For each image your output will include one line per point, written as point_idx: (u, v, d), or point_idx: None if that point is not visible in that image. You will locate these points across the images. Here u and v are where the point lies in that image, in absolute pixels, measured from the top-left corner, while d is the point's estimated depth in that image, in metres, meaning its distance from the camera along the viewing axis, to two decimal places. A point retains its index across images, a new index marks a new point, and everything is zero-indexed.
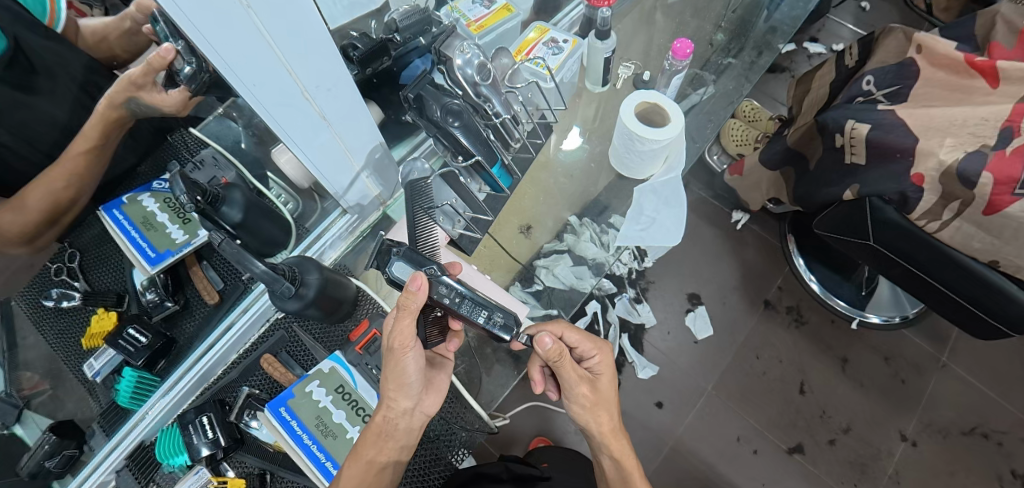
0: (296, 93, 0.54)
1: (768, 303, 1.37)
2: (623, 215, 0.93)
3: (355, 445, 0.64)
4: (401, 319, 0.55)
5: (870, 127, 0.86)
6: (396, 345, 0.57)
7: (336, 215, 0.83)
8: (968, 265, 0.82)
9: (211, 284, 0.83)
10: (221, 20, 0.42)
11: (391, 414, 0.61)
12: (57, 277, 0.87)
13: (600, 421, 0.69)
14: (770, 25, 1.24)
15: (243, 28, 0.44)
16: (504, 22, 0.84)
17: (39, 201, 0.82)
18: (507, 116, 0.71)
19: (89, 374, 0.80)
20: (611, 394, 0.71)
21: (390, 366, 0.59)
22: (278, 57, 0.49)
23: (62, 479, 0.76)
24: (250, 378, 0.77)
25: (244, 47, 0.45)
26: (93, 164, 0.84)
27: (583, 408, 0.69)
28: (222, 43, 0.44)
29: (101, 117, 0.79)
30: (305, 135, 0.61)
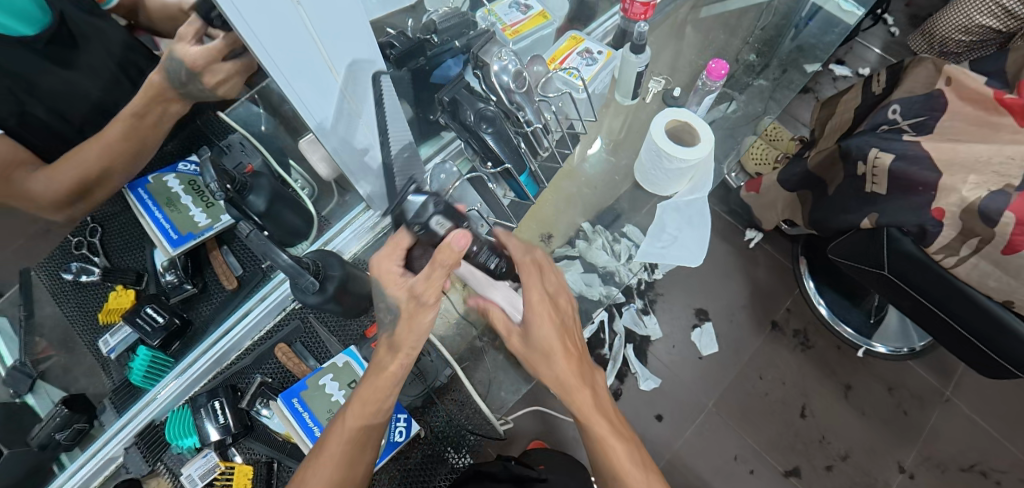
0: (335, 91, 0.55)
1: (776, 323, 1.37)
2: (637, 225, 0.93)
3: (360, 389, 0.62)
4: (433, 275, 0.57)
5: (893, 157, 0.86)
6: (429, 298, 0.59)
7: (359, 210, 0.84)
8: (984, 303, 0.81)
9: (231, 269, 0.83)
10: (274, 15, 0.43)
11: (396, 349, 0.61)
12: (78, 251, 0.88)
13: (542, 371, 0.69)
14: (796, 44, 1.21)
15: (295, 27, 0.45)
16: (540, 29, 0.84)
17: (74, 171, 0.78)
18: (538, 125, 0.71)
19: (104, 350, 0.80)
20: (559, 348, 0.67)
21: (411, 319, 0.60)
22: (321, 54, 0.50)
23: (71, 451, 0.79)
24: (264, 365, 0.78)
25: (295, 47, 0.47)
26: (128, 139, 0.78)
27: (525, 357, 0.70)
28: (273, 40, 0.45)
29: (149, 95, 0.76)
30: (344, 134, 0.62)
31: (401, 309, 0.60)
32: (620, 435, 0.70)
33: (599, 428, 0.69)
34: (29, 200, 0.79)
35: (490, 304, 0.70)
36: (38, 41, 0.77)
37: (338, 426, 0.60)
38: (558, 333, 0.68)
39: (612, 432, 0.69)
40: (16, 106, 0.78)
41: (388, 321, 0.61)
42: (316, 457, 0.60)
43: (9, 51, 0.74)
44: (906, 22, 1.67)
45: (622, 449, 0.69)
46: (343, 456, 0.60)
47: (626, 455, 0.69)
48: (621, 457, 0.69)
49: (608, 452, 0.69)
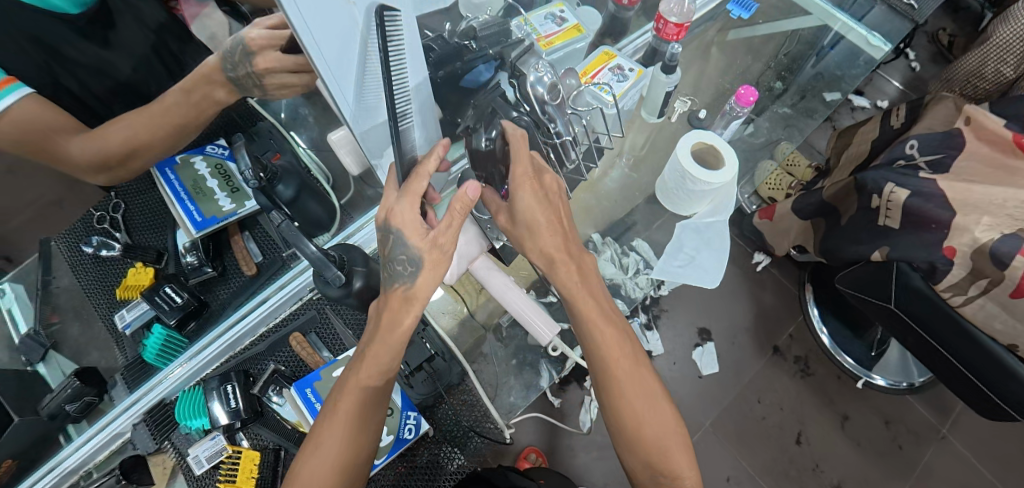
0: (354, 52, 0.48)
1: (778, 349, 1.37)
2: (645, 240, 0.94)
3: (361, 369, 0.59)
4: (454, 222, 0.60)
5: (909, 193, 0.86)
6: (443, 241, 0.59)
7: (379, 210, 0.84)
8: (986, 344, 0.81)
9: (250, 255, 0.83)
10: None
11: (412, 302, 0.59)
12: (99, 225, 0.88)
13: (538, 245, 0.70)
14: (817, 71, 1.19)
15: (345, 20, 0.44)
16: (574, 42, 0.85)
17: (110, 144, 0.77)
18: (568, 137, 0.72)
19: (120, 325, 0.81)
20: (544, 221, 0.68)
21: (430, 272, 0.59)
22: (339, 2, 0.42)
23: (77, 424, 0.82)
24: (277, 353, 0.78)
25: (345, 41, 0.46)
26: (165, 117, 0.77)
27: (513, 233, 0.72)
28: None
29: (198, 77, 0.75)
30: (363, 100, 0.55)
31: (425, 259, 0.58)
32: (611, 323, 0.71)
33: (585, 305, 0.70)
34: (66, 163, 0.78)
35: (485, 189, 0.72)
36: (80, 19, 0.77)
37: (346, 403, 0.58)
38: (543, 205, 0.68)
39: (600, 312, 0.70)
40: (49, 79, 0.79)
41: (407, 274, 0.58)
42: (328, 421, 0.59)
43: (48, 24, 0.75)
44: (927, 58, 1.67)
45: (606, 333, 0.70)
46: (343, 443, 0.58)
47: (614, 339, 0.70)
48: (610, 340, 0.69)
49: (596, 336, 0.69)
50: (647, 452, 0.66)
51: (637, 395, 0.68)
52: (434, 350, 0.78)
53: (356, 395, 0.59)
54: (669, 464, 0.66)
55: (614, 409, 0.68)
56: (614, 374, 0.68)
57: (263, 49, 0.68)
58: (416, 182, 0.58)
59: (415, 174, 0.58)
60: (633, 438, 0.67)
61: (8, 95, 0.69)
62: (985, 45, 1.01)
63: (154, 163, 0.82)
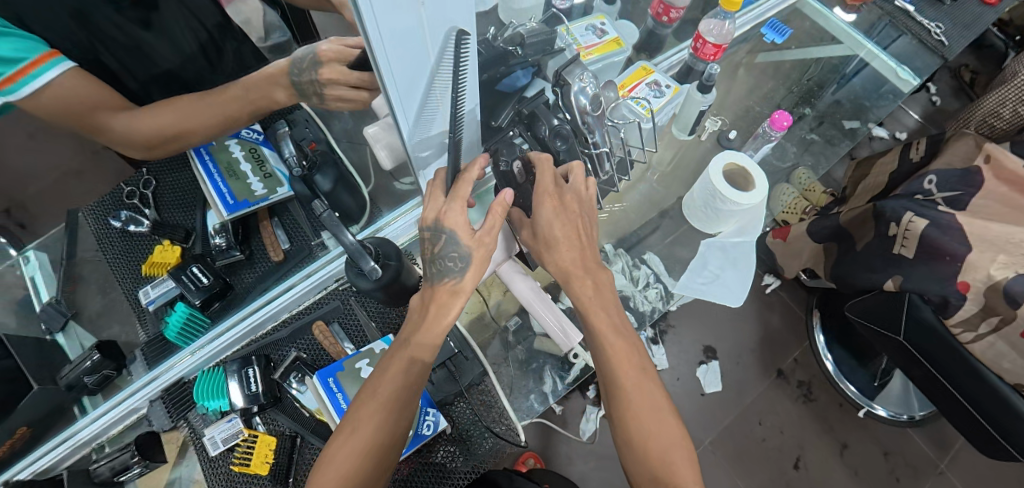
0: (425, 74, 0.53)
1: (782, 372, 1.38)
2: (656, 254, 0.94)
3: (401, 355, 0.63)
4: (496, 220, 0.65)
5: (928, 223, 0.86)
6: (487, 238, 0.64)
7: (413, 204, 0.85)
8: (993, 382, 0.81)
9: (279, 241, 0.84)
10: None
11: (458, 295, 0.64)
12: (129, 200, 0.88)
13: (561, 257, 0.68)
14: (835, 98, 1.20)
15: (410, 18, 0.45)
16: (613, 54, 0.86)
17: (146, 126, 0.77)
18: (604, 147, 0.73)
19: (143, 301, 0.81)
20: (561, 238, 0.67)
21: (475, 267, 0.63)
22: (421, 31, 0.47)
23: (92, 397, 0.82)
24: (299, 340, 0.79)
25: (408, 38, 0.46)
26: (208, 106, 0.78)
27: (533, 248, 0.71)
28: (385, 16, 0.42)
29: (258, 78, 0.77)
30: (418, 100, 0.55)
31: (474, 256, 0.63)
32: (622, 335, 0.68)
33: (598, 319, 0.68)
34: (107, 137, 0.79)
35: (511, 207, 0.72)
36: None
37: (384, 387, 0.61)
38: (557, 218, 0.67)
39: (611, 324, 0.68)
40: (90, 55, 0.79)
41: (457, 271, 0.63)
42: (364, 404, 0.60)
43: (91, 1, 0.74)
44: (948, 93, 1.68)
45: (614, 345, 0.67)
46: (376, 430, 0.59)
47: (624, 351, 0.67)
48: (619, 352, 0.66)
49: (604, 346, 0.67)
50: (652, 465, 0.61)
51: (644, 408, 0.64)
52: (457, 348, 0.80)
53: (393, 382, 0.61)
54: (675, 480, 0.60)
55: (622, 421, 0.64)
56: (620, 386, 0.65)
57: (331, 62, 0.71)
58: (462, 187, 0.63)
59: (463, 177, 0.63)
60: (639, 451, 0.63)
61: (51, 69, 0.69)
62: (1008, 83, 1.02)
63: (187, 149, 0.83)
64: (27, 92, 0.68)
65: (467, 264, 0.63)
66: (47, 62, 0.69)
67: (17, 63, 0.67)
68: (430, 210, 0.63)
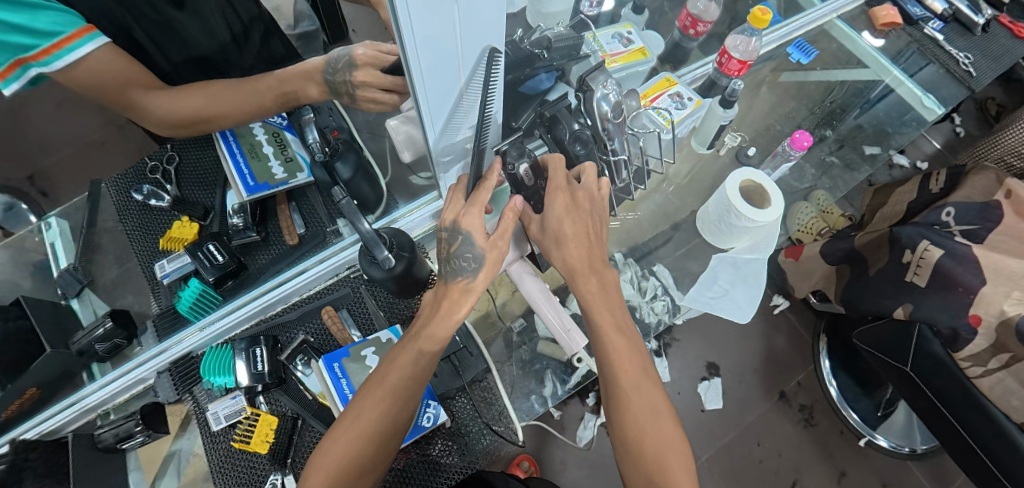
0: (455, 88, 0.57)
1: (784, 394, 1.36)
2: (665, 266, 0.94)
3: (410, 347, 0.64)
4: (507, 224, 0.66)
5: (943, 253, 0.85)
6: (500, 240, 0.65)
7: (430, 197, 0.84)
8: (1001, 420, 0.79)
9: (294, 225, 0.85)
10: (435, 13, 0.44)
11: (470, 294, 0.64)
12: (151, 174, 0.90)
13: (568, 253, 0.68)
14: (858, 123, 1.19)
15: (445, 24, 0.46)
16: (637, 64, 0.86)
17: (178, 107, 0.79)
18: (623, 155, 0.74)
19: (158, 274, 0.83)
20: (570, 232, 0.68)
21: (488, 269, 0.64)
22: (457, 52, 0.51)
23: (100, 365, 0.84)
24: (307, 324, 0.80)
25: (440, 41, 0.48)
26: (240, 93, 0.80)
27: (539, 242, 0.71)
28: (420, 20, 0.44)
29: (293, 72, 0.79)
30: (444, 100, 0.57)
31: (487, 258, 0.64)
32: (625, 336, 0.68)
33: (602, 318, 0.68)
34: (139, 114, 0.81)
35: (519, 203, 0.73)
36: None
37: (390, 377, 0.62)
38: (568, 211, 0.67)
39: (614, 323, 0.68)
40: (123, 31, 0.81)
41: (470, 270, 0.64)
42: (371, 392, 0.61)
43: None
44: (973, 125, 1.66)
45: (615, 345, 0.67)
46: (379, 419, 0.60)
47: (626, 352, 0.67)
48: (621, 353, 0.66)
49: (607, 346, 0.67)
50: (649, 469, 0.61)
51: (644, 410, 0.64)
52: (462, 343, 0.80)
53: (401, 372, 0.62)
54: (670, 483, 0.60)
55: (620, 421, 0.64)
56: (620, 387, 0.65)
57: (365, 66, 0.74)
58: (481, 193, 0.65)
59: (482, 186, 0.65)
60: (635, 452, 0.63)
61: (87, 43, 0.71)
62: None
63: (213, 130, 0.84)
64: (62, 65, 0.70)
65: (482, 265, 0.64)
66: (82, 38, 0.70)
67: (54, 37, 0.68)
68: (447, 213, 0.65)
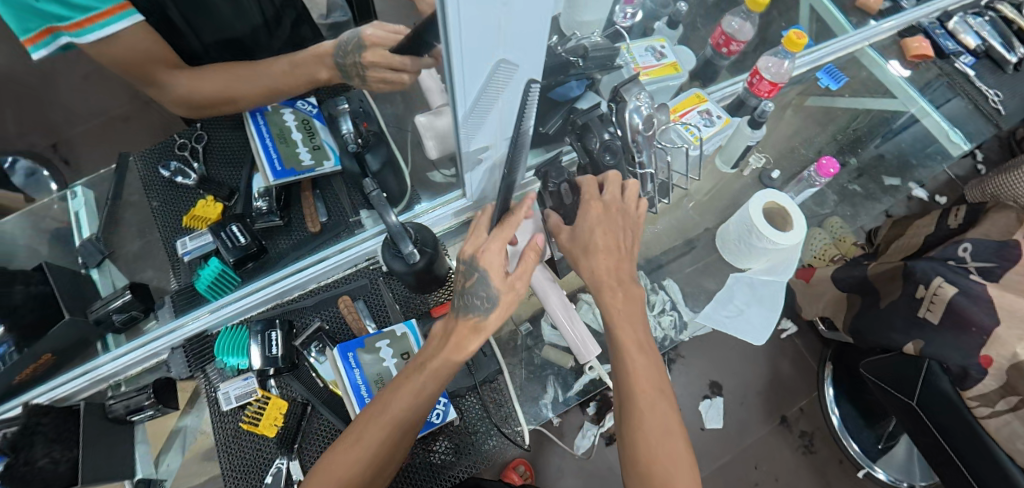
0: (491, 94, 0.57)
1: (785, 419, 1.36)
2: (675, 281, 0.94)
3: (415, 377, 0.63)
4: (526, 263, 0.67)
5: (957, 291, 0.83)
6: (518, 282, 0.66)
7: (454, 195, 0.84)
8: (1004, 462, 0.78)
9: (317, 213, 0.85)
10: (481, 23, 0.45)
11: (480, 333, 0.64)
12: (180, 152, 0.91)
13: (597, 266, 0.69)
14: (879, 151, 1.19)
15: (490, 31, 0.47)
16: (669, 78, 0.87)
17: (202, 86, 0.84)
18: (650, 168, 0.74)
19: (179, 251, 0.84)
20: (601, 243, 0.68)
21: (500, 312, 0.65)
22: (496, 56, 0.51)
23: (116, 336, 0.84)
24: (323, 311, 0.80)
25: (482, 48, 0.48)
26: (259, 75, 0.85)
27: (568, 252, 0.71)
28: (468, 27, 0.44)
29: (311, 56, 0.84)
30: (477, 106, 0.57)
31: (502, 300, 0.64)
32: (645, 354, 0.68)
33: (624, 335, 0.68)
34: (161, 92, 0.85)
35: (551, 212, 0.74)
36: None
37: (392, 408, 0.61)
38: (601, 225, 0.69)
39: (635, 341, 0.68)
40: (159, 10, 0.81)
41: (483, 310, 0.64)
42: (372, 419, 0.61)
43: None
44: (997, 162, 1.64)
45: (635, 364, 0.67)
46: (377, 448, 0.60)
47: (644, 370, 0.67)
48: (640, 369, 0.66)
49: (625, 362, 0.67)
50: None
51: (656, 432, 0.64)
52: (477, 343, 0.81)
53: (405, 403, 0.62)
54: None
55: (630, 438, 0.64)
56: (634, 402, 0.65)
57: (374, 46, 0.78)
58: (504, 227, 0.67)
59: (505, 221, 0.67)
60: (643, 472, 0.62)
61: (120, 21, 0.73)
62: None
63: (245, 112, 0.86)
64: (94, 38, 0.73)
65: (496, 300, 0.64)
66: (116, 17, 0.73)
67: (90, 12, 0.70)
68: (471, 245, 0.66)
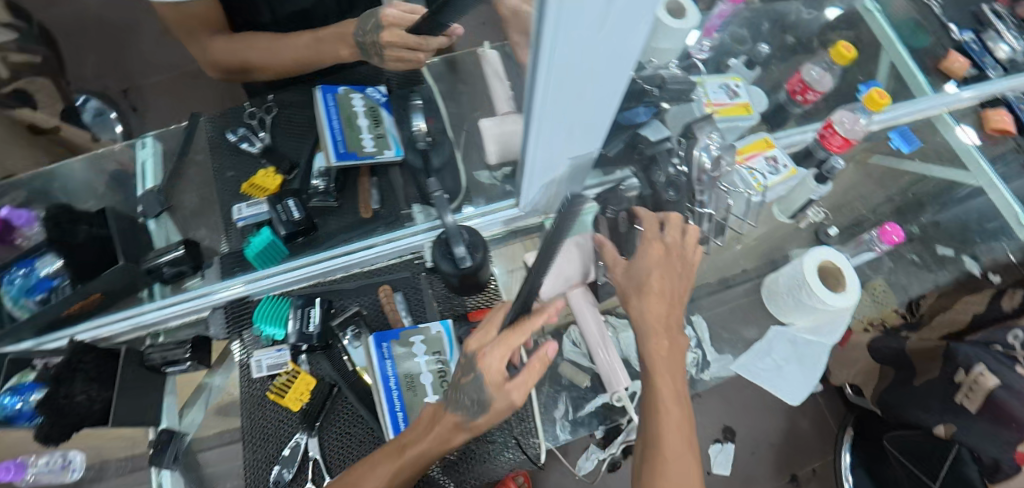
0: (574, 98, 0.53)
1: (795, 477, 1.32)
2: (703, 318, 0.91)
3: (394, 464, 0.63)
4: (528, 377, 0.65)
5: (998, 383, 0.78)
6: (515, 393, 0.64)
7: (506, 204, 0.84)
8: None
9: (370, 200, 0.86)
10: (585, 30, 0.40)
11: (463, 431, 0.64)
12: (249, 119, 0.93)
13: (648, 311, 0.68)
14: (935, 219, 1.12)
15: (591, 39, 0.42)
16: (738, 119, 0.87)
17: (235, 49, 0.95)
18: (710, 210, 0.76)
19: (235, 216, 0.86)
20: (655, 285, 0.69)
21: (490, 418, 0.64)
22: (585, 68, 0.48)
23: (162, 286, 0.87)
24: (363, 297, 0.81)
25: (578, 55, 0.44)
26: (285, 45, 0.94)
27: (620, 288, 0.72)
28: (570, 35, 0.40)
29: (334, 34, 0.92)
30: (557, 108, 0.54)
31: (492, 407, 0.63)
32: (681, 409, 0.66)
33: (662, 384, 0.67)
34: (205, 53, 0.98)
35: (606, 241, 0.74)
36: None
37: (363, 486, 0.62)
38: (660, 271, 0.69)
39: (672, 395, 0.66)
40: None
41: (472, 413, 0.63)
42: None
43: None
44: None
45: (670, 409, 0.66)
46: None
47: (678, 421, 0.65)
48: (674, 419, 0.65)
49: (658, 412, 0.65)
50: None
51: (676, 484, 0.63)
52: None
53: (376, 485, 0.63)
54: None
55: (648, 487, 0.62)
56: (659, 450, 0.63)
57: (391, 26, 0.87)
58: (513, 332, 0.64)
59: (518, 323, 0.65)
60: None
61: None
62: None
63: (318, 91, 0.89)
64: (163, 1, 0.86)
65: (485, 409, 0.63)
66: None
67: None
68: (476, 344, 0.64)
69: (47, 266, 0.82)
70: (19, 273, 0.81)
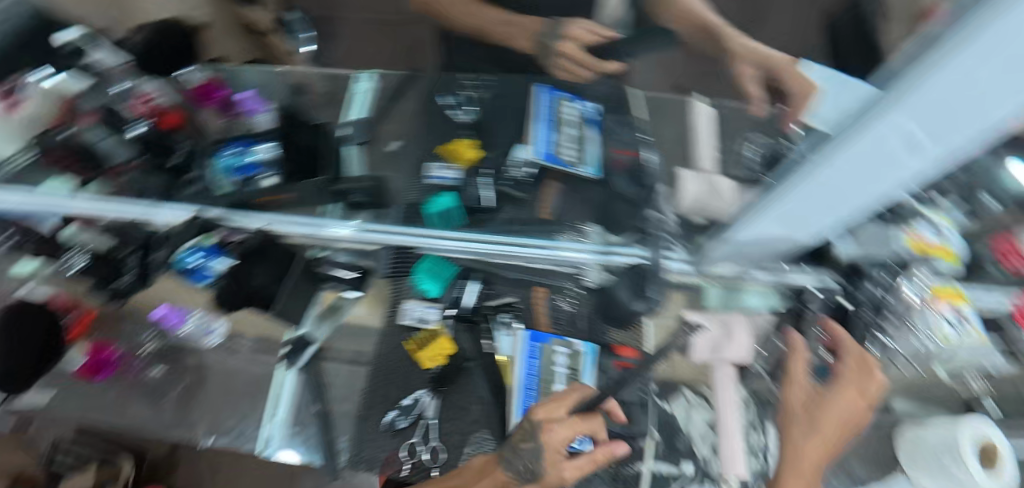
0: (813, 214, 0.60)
1: None
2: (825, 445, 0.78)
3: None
4: (588, 464, 0.70)
5: None
6: (568, 474, 0.68)
7: (676, 253, 0.84)
8: None
9: (552, 203, 0.89)
10: (852, 180, 0.48)
11: None
12: (464, 91, 1.00)
13: (809, 452, 0.68)
14: None
15: (855, 187, 0.49)
16: (940, 261, 0.84)
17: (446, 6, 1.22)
18: (889, 344, 0.80)
19: (426, 172, 0.91)
20: (835, 431, 0.68)
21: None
22: (832, 202, 0.54)
23: (332, 207, 0.90)
24: (517, 291, 0.84)
25: (836, 191, 0.51)
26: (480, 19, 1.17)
27: (792, 412, 0.71)
28: (836, 178, 0.48)
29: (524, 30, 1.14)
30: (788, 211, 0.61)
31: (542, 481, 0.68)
32: None
33: None
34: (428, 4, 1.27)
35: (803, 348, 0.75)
36: None
37: None
38: (844, 420, 0.69)
39: None
40: None
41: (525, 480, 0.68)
42: None
43: None
44: None
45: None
46: None
47: None
48: None
49: None
50: None
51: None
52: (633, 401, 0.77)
53: None
54: None
55: None
56: None
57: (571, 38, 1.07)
58: (583, 420, 0.70)
59: (587, 415, 0.71)
60: None
61: None
62: None
63: (538, 89, 0.95)
64: None
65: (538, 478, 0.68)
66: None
67: None
68: (546, 414, 0.70)
69: (260, 153, 0.90)
70: (235, 150, 0.90)
